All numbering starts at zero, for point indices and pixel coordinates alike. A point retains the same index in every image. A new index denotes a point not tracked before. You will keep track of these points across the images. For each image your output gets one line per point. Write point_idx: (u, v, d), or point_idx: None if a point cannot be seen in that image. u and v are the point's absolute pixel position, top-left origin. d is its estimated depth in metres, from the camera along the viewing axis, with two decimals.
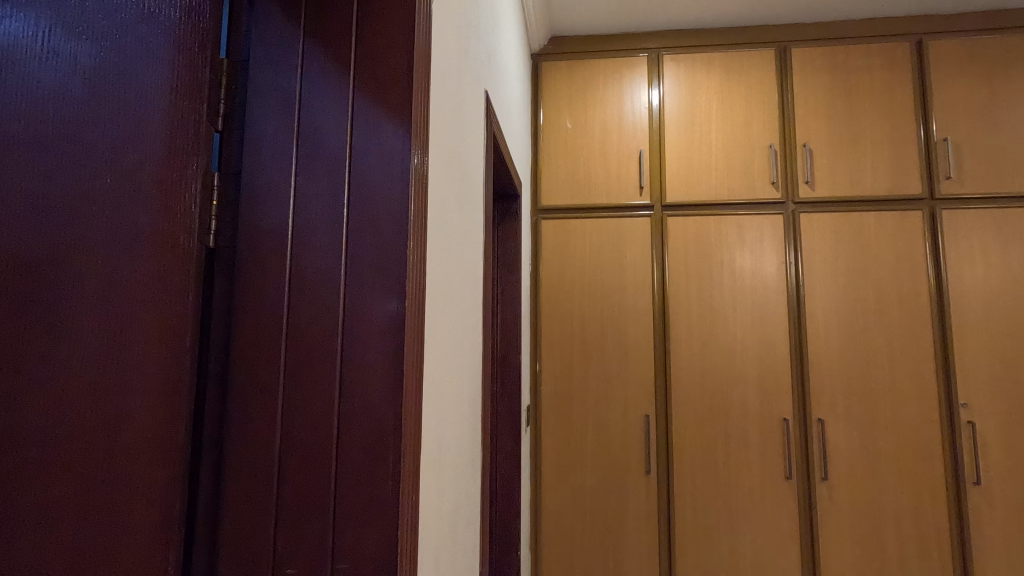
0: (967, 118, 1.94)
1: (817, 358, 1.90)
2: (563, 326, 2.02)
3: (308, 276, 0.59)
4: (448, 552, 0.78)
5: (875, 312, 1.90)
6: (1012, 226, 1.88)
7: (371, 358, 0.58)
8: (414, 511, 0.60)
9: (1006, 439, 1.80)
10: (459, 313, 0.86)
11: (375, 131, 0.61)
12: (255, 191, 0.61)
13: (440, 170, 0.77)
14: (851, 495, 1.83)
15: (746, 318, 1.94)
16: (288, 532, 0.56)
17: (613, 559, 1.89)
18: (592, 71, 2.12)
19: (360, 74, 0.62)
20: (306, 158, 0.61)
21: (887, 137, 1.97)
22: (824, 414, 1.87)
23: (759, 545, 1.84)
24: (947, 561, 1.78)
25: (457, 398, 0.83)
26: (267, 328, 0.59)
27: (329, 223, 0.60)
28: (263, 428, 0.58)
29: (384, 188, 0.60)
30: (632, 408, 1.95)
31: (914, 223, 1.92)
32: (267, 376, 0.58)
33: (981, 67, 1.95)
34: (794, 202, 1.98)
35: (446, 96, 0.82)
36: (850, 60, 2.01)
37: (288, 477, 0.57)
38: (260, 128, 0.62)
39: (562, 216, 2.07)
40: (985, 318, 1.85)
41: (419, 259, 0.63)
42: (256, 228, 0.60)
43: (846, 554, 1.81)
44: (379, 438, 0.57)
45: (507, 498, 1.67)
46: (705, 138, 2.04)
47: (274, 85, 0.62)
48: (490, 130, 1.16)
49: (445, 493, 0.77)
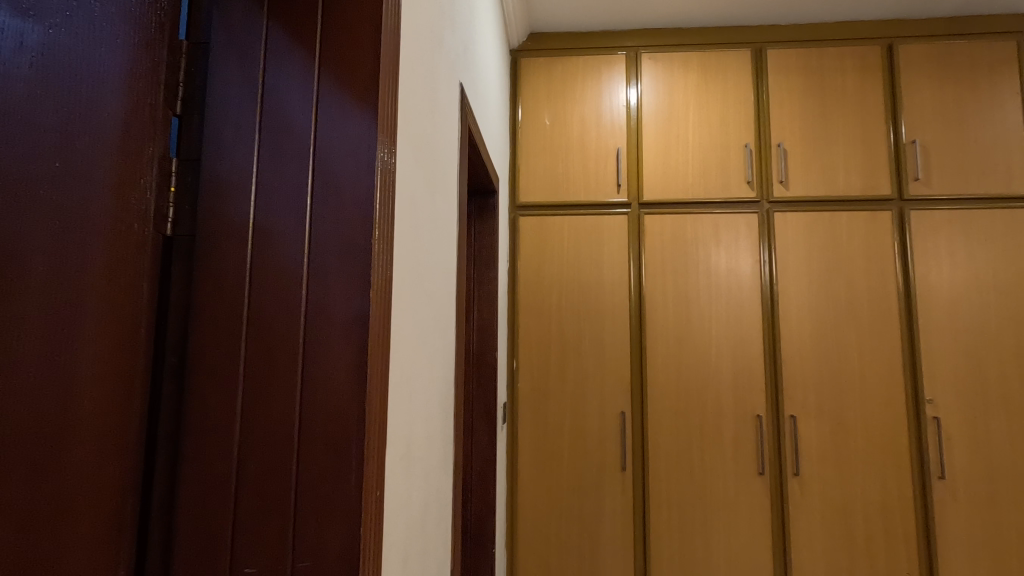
0: (936, 120, 1.98)
1: (790, 355, 1.93)
2: (540, 324, 2.02)
3: (269, 269, 0.58)
4: (417, 551, 0.78)
5: (846, 310, 1.94)
6: (977, 227, 1.93)
7: (335, 353, 0.57)
8: (378, 506, 0.60)
9: (970, 434, 1.85)
10: (429, 310, 0.85)
11: (341, 122, 0.60)
12: (216, 181, 0.59)
13: (410, 163, 0.76)
14: (822, 490, 1.87)
15: (721, 316, 1.96)
16: (247, 529, 0.55)
17: (589, 556, 1.90)
18: (571, 68, 2.12)
19: (325, 64, 0.61)
20: (269, 150, 0.60)
21: (859, 138, 2.00)
22: (796, 410, 1.90)
23: (732, 539, 1.87)
24: (913, 553, 1.82)
25: (427, 395, 0.83)
26: (226, 323, 0.58)
27: (292, 216, 0.59)
28: (222, 424, 0.57)
29: (348, 180, 0.59)
30: (608, 404, 1.96)
31: (883, 223, 1.96)
32: (226, 370, 0.57)
33: (949, 71, 1.99)
34: (768, 202, 2.00)
35: (416, 87, 0.80)
36: (823, 62, 2.04)
37: (247, 475, 0.56)
38: (221, 116, 0.60)
39: (541, 213, 2.07)
40: (950, 317, 1.90)
41: (385, 254, 0.63)
42: (216, 220, 0.59)
43: (815, 548, 1.84)
44: (341, 433, 0.56)
45: (482, 497, 1.66)
46: (682, 137, 2.06)
47: (235, 73, 0.61)
48: (464, 124, 1.16)
49: (413, 490, 0.76)
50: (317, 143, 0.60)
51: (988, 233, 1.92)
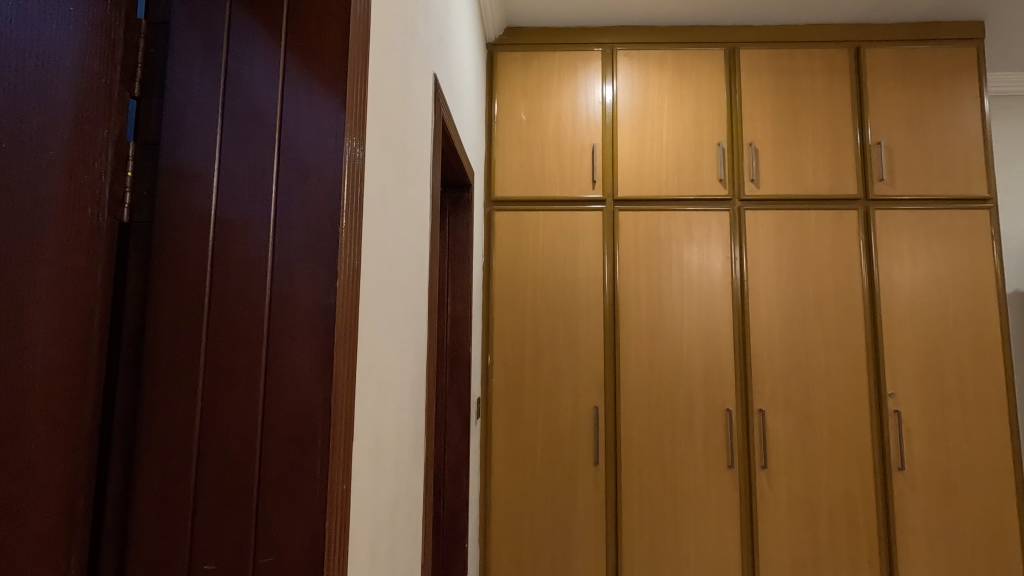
0: (900, 123, 2.04)
1: (759, 350, 1.97)
2: (514, 318, 2.02)
3: (232, 259, 0.56)
4: (386, 547, 0.77)
5: (813, 306, 1.98)
6: (937, 226, 1.99)
7: (300, 345, 0.56)
8: (344, 500, 0.59)
9: (929, 427, 1.92)
10: (400, 302, 0.84)
11: (308, 107, 0.58)
12: (176, 167, 0.57)
13: (381, 151, 0.74)
14: (789, 482, 1.91)
15: (693, 311, 1.99)
16: (206, 527, 0.54)
17: (562, 551, 1.91)
18: (547, 63, 2.12)
19: (292, 48, 0.59)
20: (233, 136, 0.58)
21: (827, 138, 2.05)
22: (764, 404, 1.94)
23: (702, 531, 1.90)
24: (874, 543, 1.88)
25: (397, 388, 0.82)
26: (185, 314, 0.56)
27: (256, 205, 0.57)
28: (180, 419, 0.55)
29: (316, 167, 0.58)
30: (582, 399, 1.97)
31: (849, 221, 2.01)
32: (185, 363, 0.55)
33: (913, 75, 2.05)
34: (739, 200, 2.04)
35: (388, 73, 0.78)
36: (794, 63, 2.08)
37: (208, 470, 0.54)
38: (181, 99, 0.58)
39: (515, 208, 2.07)
40: (912, 313, 1.96)
41: (353, 244, 0.61)
42: (176, 208, 0.57)
43: (781, 538, 1.89)
44: (306, 428, 0.55)
45: (455, 491, 1.66)
46: (657, 134, 2.07)
47: (196, 55, 0.58)
48: (438, 115, 1.14)
49: (382, 483, 0.75)
50: (283, 129, 0.58)
51: (947, 233, 1.99)
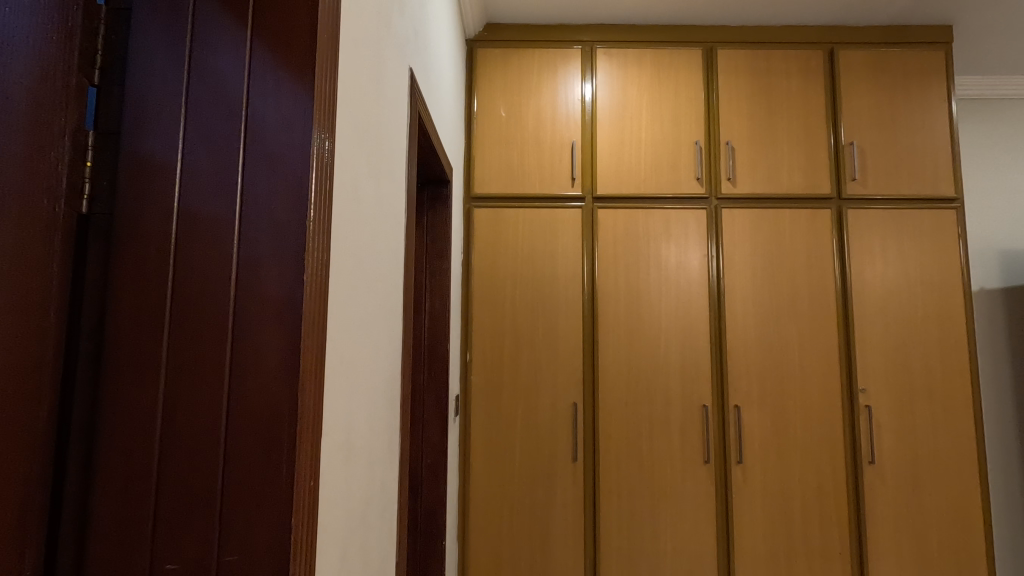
0: (872, 124, 2.09)
1: (735, 347, 1.99)
2: (493, 316, 2.02)
3: (196, 252, 0.55)
4: (358, 543, 0.76)
5: (788, 304, 2.01)
6: (907, 225, 2.04)
7: (266, 339, 0.55)
8: (312, 496, 0.58)
9: (898, 421, 1.97)
10: (373, 297, 0.83)
11: (275, 97, 0.57)
12: (139, 157, 0.56)
13: (353, 142, 0.73)
14: (764, 477, 1.94)
15: (671, 309, 2.01)
16: (169, 526, 0.53)
17: (541, 549, 1.91)
18: (527, 61, 2.12)
19: (259, 36, 0.58)
20: (197, 126, 0.57)
21: (802, 138, 2.08)
22: (740, 400, 1.97)
23: (678, 526, 1.92)
24: (846, 535, 1.92)
25: (370, 384, 0.81)
26: (146, 308, 0.54)
27: (221, 197, 0.56)
28: (141, 417, 0.53)
29: (283, 159, 0.57)
30: (561, 396, 1.97)
31: (823, 220, 2.04)
32: (147, 358, 0.54)
33: (885, 77, 2.10)
34: (716, 198, 2.06)
35: (361, 63, 0.77)
36: (770, 63, 2.11)
37: (170, 468, 0.53)
38: (143, 88, 0.56)
39: (495, 205, 2.06)
40: (882, 310, 2.01)
41: (322, 238, 0.60)
42: (139, 199, 0.55)
43: (756, 532, 1.92)
44: (273, 425, 0.54)
45: (434, 489, 1.65)
46: (635, 133, 2.09)
47: (160, 42, 0.57)
48: (415, 110, 1.13)
49: (354, 480, 0.74)
50: (249, 120, 0.57)
51: (917, 231, 2.04)
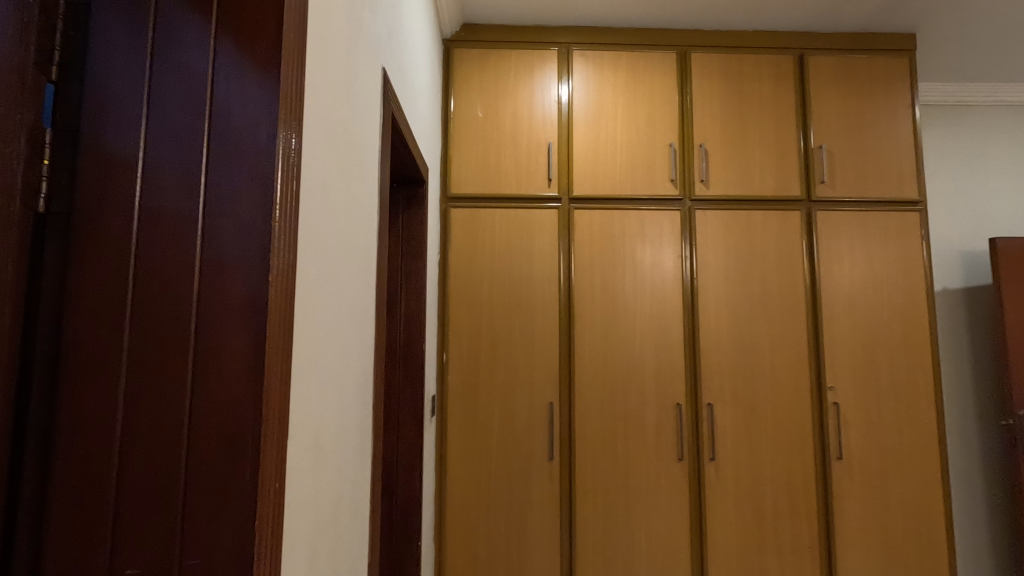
0: (840, 128, 2.14)
1: (708, 346, 2.03)
2: (470, 316, 2.02)
3: (158, 250, 0.55)
4: (327, 546, 0.76)
5: (759, 303, 2.05)
6: (873, 227, 2.10)
7: (229, 340, 0.55)
8: (277, 498, 0.57)
9: (865, 418, 2.02)
10: (344, 298, 0.83)
11: (240, 95, 0.57)
12: (99, 155, 0.55)
13: (322, 141, 0.73)
14: (736, 475, 1.98)
15: (645, 309, 2.03)
16: (129, 529, 0.52)
17: (517, 549, 1.92)
18: (504, 61, 2.12)
19: (224, 34, 0.57)
20: (160, 124, 0.56)
21: (773, 141, 2.13)
22: (713, 399, 2.00)
23: (652, 523, 1.95)
24: (814, 530, 1.97)
25: (341, 383, 0.81)
26: (106, 308, 0.53)
27: (184, 196, 0.55)
28: (100, 419, 0.52)
29: (248, 157, 0.56)
30: (537, 396, 1.98)
31: (793, 222, 2.09)
32: (106, 361, 0.53)
33: (852, 83, 2.15)
34: (690, 199, 2.09)
35: (331, 61, 0.77)
36: (742, 68, 2.15)
37: (130, 471, 0.52)
38: (104, 85, 0.55)
39: (471, 205, 2.06)
40: (849, 310, 2.06)
41: (288, 238, 0.60)
42: (99, 198, 0.54)
43: (728, 528, 1.96)
44: (236, 426, 0.54)
45: (409, 489, 1.64)
46: (611, 134, 2.11)
47: (121, 39, 0.56)
48: (388, 111, 1.13)
49: (323, 482, 0.74)
50: (213, 118, 0.57)
51: (882, 233, 2.10)
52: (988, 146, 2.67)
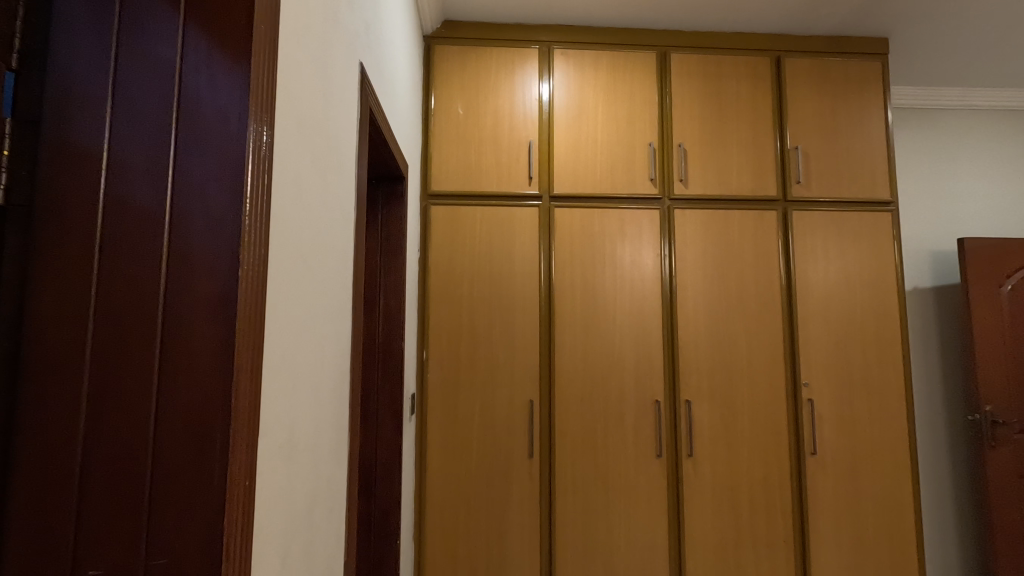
0: (815, 129, 2.18)
1: (686, 344, 2.05)
2: (450, 314, 2.01)
3: (124, 245, 0.53)
4: (301, 545, 0.75)
5: (736, 301, 2.08)
6: (847, 227, 2.14)
7: (198, 336, 0.54)
8: (248, 496, 0.57)
9: (838, 414, 2.06)
10: (319, 296, 0.82)
11: (209, 87, 0.56)
12: (63, 146, 0.53)
13: (296, 136, 0.72)
14: (713, 471, 2.00)
15: (625, 307, 2.05)
16: (92, 529, 0.51)
17: (497, 547, 1.92)
18: (485, 59, 2.12)
19: (194, 24, 0.56)
20: (127, 115, 0.55)
21: (751, 141, 2.16)
22: (691, 395, 2.03)
23: (631, 519, 1.96)
24: (789, 524, 2.01)
25: (315, 381, 0.80)
26: (70, 303, 0.52)
27: (152, 189, 0.54)
28: (62, 416, 0.51)
29: (217, 151, 0.55)
30: (517, 393, 1.99)
31: (769, 221, 2.12)
32: (70, 356, 0.52)
33: (827, 86, 2.19)
34: (669, 199, 2.11)
35: (306, 54, 0.76)
36: (721, 69, 2.18)
37: (93, 469, 0.51)
38: (68, 75, 0.54)
39: (452, 202, 2.06)
40: (824, 308, 2.10)
41: (260, 233, 0.59)
42: (63, 189, 0.53)
43: (706, 524, 1.98)
44: (204, 424, 0.53)
45: (388, 488, 1.63)
46: (591, 133, 2.12)
47: (86, 27, 0.54)
48: (366, 106, 1.12)
49: (296, 481, 0.73)
50: (182, 110, 0.56)
51: (856, 233, 2.14)
52: (958, 149, 2.74)
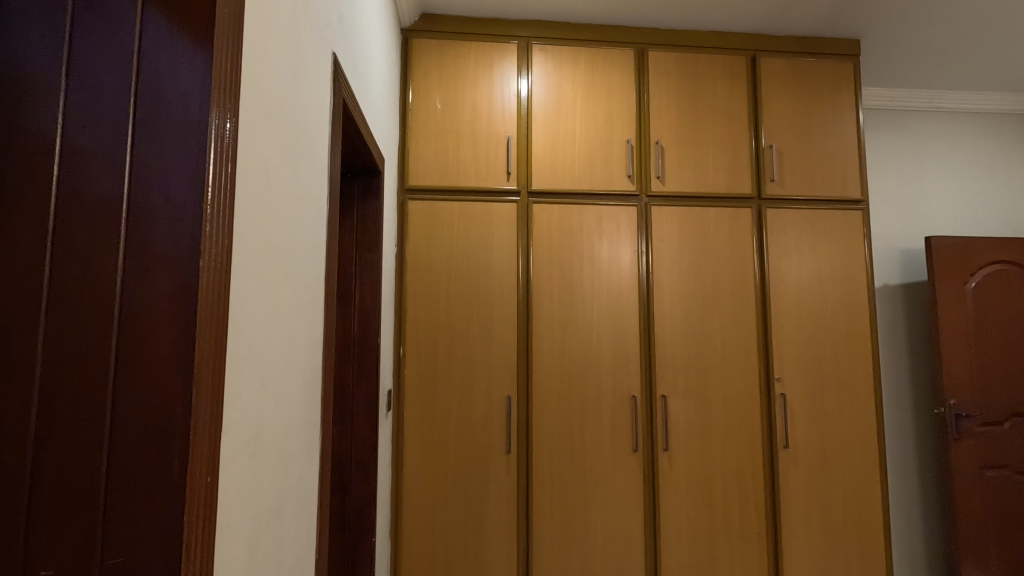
0: (789, 128, 2.21)
1: (663, 339, 2.07)
2: (427, 310, 2.00)
3: (78, 234, 0.52)
4: (269, 544, 0.74)
5: (712, 297, 2.11)
6: (819, 224, 2.18)
7: (157, 327, 0.52)
8: (211, 492, 0.55)
9: (809, 408, 2.10)
10: (288, 289, 0.80)
11: (169, 72, 0.54)
12: (12, 131, 0.51)
13: (264, 125, 0.70)
14: (688, 466, 2.03)
15: (602, 302, 2.06)
16: (44, 527, 0.49)
17: (474, 544, 1.92)
18: (463, 53, 2.10)
19: (154, 8, 0.55)
20: (82, 101, 0.53)
21: (726, 140, 2.18)
22: (667, 390, 2.05)
23: (608, 514, 1.97)
24: (761, 517, 2.04)
25: (284, 376, 0.79)
26: (21, 294, 0.50)
27: (108, 177, 0.52)
28: (13, 412, 0.49)
29: (178, 137, 0.54)
30: (495, 389, 1.98)
31: (744, 219, 2.15)
32: (22, 349, 0.50)
33: (801, 85, 2.23)
34: (646, 195, 2.13)
35: (274, 41, 0.74)
36: (697, 67, 2.20)
37: (46, 466, 0.49)
38: (19, 57, 0.52)
39: (430, 197, 2.04)
40: (796, 304, 2.14)
41: (223, 222, 0.57)
42: (13, 176, 0.51)
43: (681, 518, 2.00)
44: (164, 418, 0.52)
45: (364, 487, 1.61)
46: (569, 129, 2.12)
47: (38, 8, 0.52)
48: (338, 96, 1.10)
49: (264, 478, 0.71)
50: (140, 94, 0.54)
51: (827, 230, 2.18)
52: (926, 149, 2.81)
